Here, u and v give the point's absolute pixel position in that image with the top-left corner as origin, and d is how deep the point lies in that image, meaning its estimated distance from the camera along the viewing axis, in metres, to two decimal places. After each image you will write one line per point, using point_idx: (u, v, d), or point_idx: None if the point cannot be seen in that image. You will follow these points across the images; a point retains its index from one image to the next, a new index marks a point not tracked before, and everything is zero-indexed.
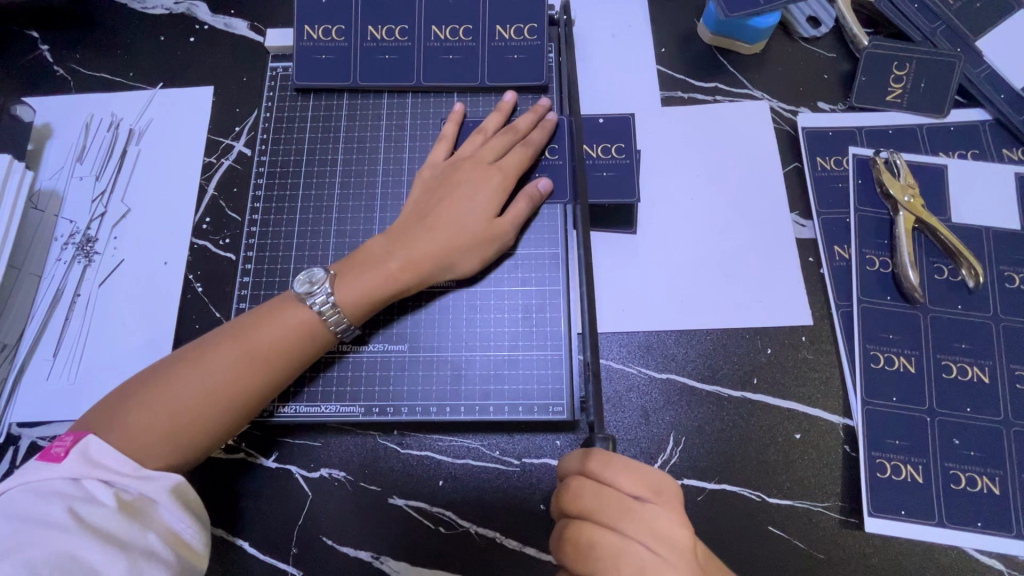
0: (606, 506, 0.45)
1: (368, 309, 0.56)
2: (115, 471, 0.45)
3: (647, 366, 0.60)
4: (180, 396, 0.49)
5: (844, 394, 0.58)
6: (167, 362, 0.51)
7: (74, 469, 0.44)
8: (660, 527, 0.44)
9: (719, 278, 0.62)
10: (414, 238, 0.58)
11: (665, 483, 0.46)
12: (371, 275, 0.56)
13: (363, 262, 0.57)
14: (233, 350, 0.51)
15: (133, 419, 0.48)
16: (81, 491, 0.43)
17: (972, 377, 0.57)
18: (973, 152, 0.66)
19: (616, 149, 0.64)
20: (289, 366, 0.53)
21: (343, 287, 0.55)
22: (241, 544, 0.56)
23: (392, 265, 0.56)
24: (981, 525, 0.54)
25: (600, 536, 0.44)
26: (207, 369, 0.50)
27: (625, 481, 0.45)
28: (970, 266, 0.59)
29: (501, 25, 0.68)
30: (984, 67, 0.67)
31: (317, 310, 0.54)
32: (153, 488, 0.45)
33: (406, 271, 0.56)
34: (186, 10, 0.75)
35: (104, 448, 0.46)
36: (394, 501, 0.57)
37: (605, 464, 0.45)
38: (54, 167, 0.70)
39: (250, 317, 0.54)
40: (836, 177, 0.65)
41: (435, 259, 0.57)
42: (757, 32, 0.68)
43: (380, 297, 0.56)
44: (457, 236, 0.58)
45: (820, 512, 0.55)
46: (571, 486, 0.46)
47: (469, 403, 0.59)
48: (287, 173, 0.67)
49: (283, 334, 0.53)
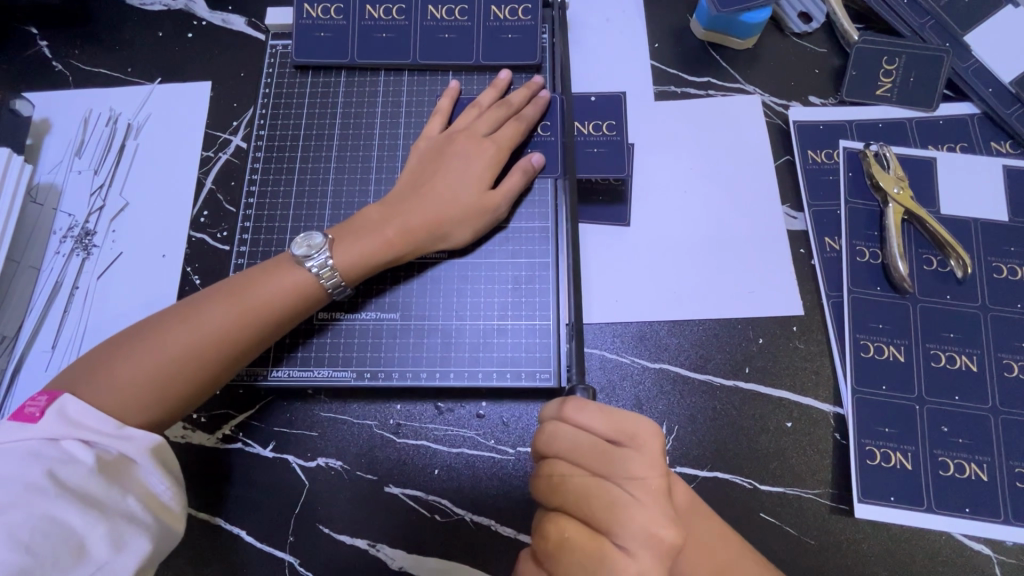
0: (580, 447, 0.45)
1: (363, 273, 0.57)
2: (95, 430, 0.45)
3: (639, 356, 0.61)
4: (169, 351, 0.50)
5: (835, 383, 0.59)
6: (154, 318, 0.52)
7: (52, 429, 0.44)
8: (635, 469, 0.44)
9: (711, 268, 0.63)
10: (409, 207, 0.59)
11: (642, 428, 0.46)
12: (366, 242, 0.57)
13: (358, 229, 0.58)
14: (222, 309, 0.52)
15: (123, 372, 0.48)
16: (59, 452, 0.43)
17: (960, 365, 0.58)
18: (962, 145, 0.67)
19: (607, 126, 0.66)
20: (277, 325, 0.54)
21: (340, 252, 0.56)
22: (239, 533, 0.57)
23: (387, 232, 0.57)
24: (969, 511, 0.54)
25: (573, 474, 0.45)
26: (200, 326, 0.51)
27: (598, 422, 0.46)
28: (958, 257, 0.60)
29: (496, 7, 0.68)
30: (973, 61, 0.68)
31: (313, 272, 0.55)
32: (132, 448, 0.45)
33: (400, 238, 0.57)
34: (183, 6, 0.76)
35: (85, 407, 0.46)
36: (390, 489, 0.58)
37: (581, 408, 0.46)
38: (53, 162, 0.70)
39: (243, 278, 0.55)
40: (827, 170, 0.66)
41: (429, 228, 0.58)
42: (748, 27, 0.68)
43: (374, 262, 0.57)
44: (450, 205, 0.59)
45: (811, 499, 0.56)
46: (546, 428, 0.47)
47: (458, 368, 0.59)
48: (284, 149, 0.68)
49: (275, 296, 0.54)
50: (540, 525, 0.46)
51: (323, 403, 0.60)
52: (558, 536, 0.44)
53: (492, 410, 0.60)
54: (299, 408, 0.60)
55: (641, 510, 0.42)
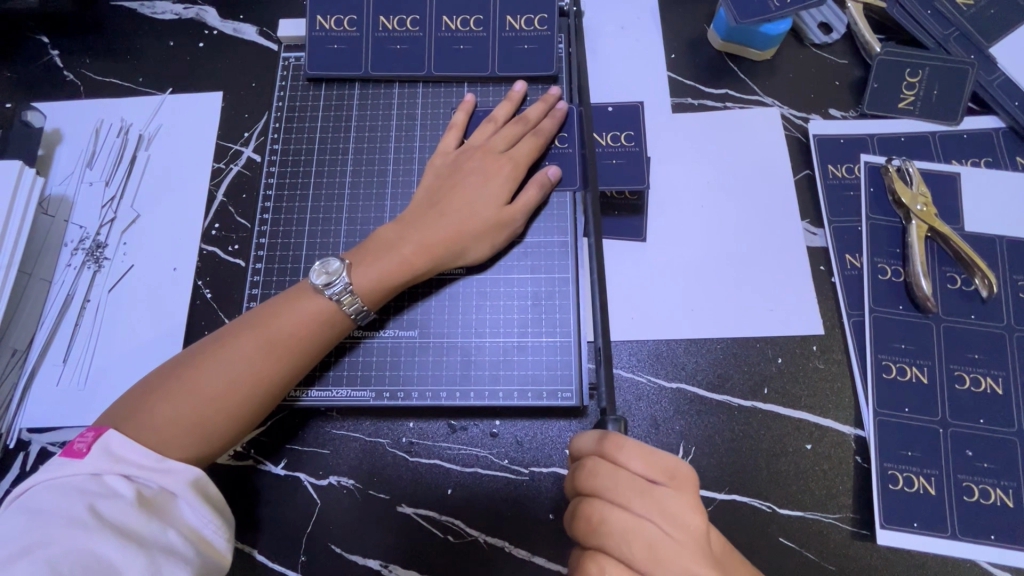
0: (620, 488, 0.43)
1: (383, 295, 0.56)
2: (137, 464, 0.46)
3: (656, 375, 0.60)
4: (204, 389, 0.49)
5: (856, 404, 0.58)
6: (188, 356, 0.52)
7: (96, 462, 0.45)
8: (676, 511, 0.42)
9: (728, 285, 0.62)
10: (427, 224, 0.58)
11: (681, 467, 0.44)
12: (383, 261, 0.56)
13: (375, 248, 0.57)
14: (253, 346, 0.52)
15: (158, 414, 0.48)
16: (101, 486, 0.44)
17: (985, 388, 0.57)
18: (986, 160, 0.65)
19: (625, 137, 0.65)
20: (309, 356, 0.54)
21: (359, 274, 0.55)
22: (250, 552, 0.56)
23: (405, 250, 0.57)
24: (994, 538, 0.53)
25: (613, 515, 0.43)
26: (230, 360, 0.51)
27: (641, 462, 0.44)
28: (984, 276, 0.59)
29: (512, 16, 0.67)
30: (999, 74, 0.67)
31: (334, 298, 0.54)
32: (172, 481, 0.45)
33: (417, 255, 0.57)
34: (195, 16, 0.76)
35: (126, 444, 0.46)
36: (402, 509, 0.57)
37: (616, 450, 0.44)
38: (64, 172, 0.70)
39: (268, 307, 0.55)
40: (847, 185, 0.65)
41: (447, 245, 0.57)
42: (767, 39, 0.67)
43: (395, 283, 0.56)
44: (469, 222, 0.58)
45: (831, 523, 0.55)
46: (586, 465, 0.45)
47: (479, 387, 0.59)
48: (299, 163, 0.67)
49: (301, 322, 0.53)
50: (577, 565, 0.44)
51: (335, 421, 0.60)
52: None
53: (506, 429, 0.59)
54: (312, 425, 0.60)
55: (681, 551, 0.41)
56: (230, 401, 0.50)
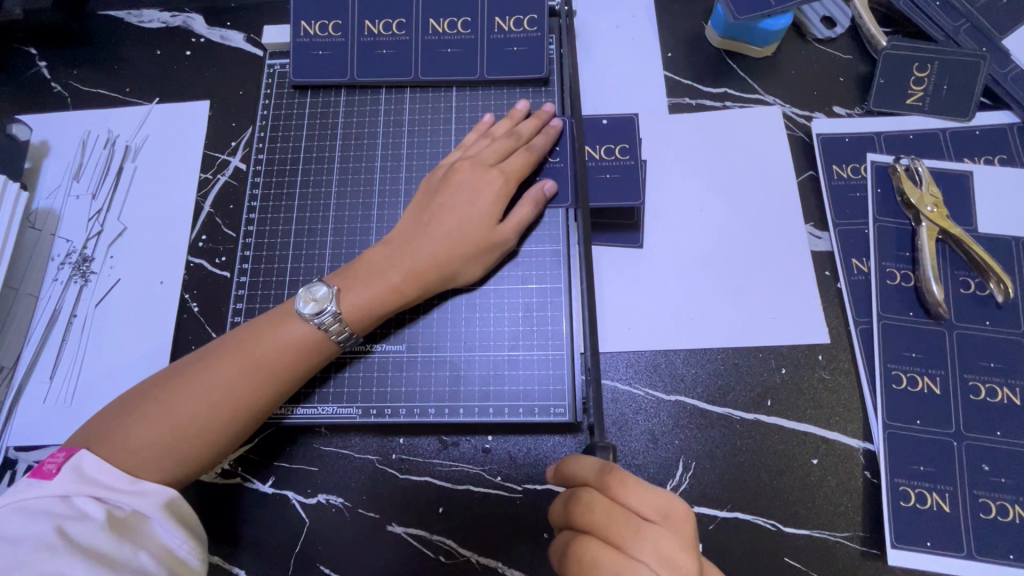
0: (615, 526, 0.41)
1: (369, 322, 0.55)
2: (107, 486, 0.44)
3: (653, 387, 0.57)
4: (184, 409, 0.48)
5: (865, 416, 0.55)
6: (168, 374, 0.51)
7: (65, 485, 0.44)
8: (670, 553, 0.40)
9: (728, 292, 0.59)
10: (417, 247, 0.56)
11: (675, 504, 0.42)
12: (371, 286, 0.54)
13: (363, 273, 0.55)
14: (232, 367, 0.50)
15: (132, 435, 0.47)
16: (72, 509, 0.42)
17: (1001, 398, 0.54)
18: (999, 157, 0.62)
19: (620, 149, 0.62)
20: (292, 381, 0.52)
21: (347, 299, 0.54)
22: (237, 572, 0.55)
23: (394, 275, 0.55)
24: (1013, 558, 0.50)
25: (604, 554, 0.40)
26: (210, 384, 0.49)
27: (639, 498, 0.41)
28: (999, 280, 0.56)
29: (500, 17, 0.65)
30: (1012, 67, 0.64)
31: (319, 323, 0.53)
32: (145, 502, 0.44)
33: (408, 282, 0.55)
34: (182, 24, 0.74)
35: (97, 465, 0.45)
36: (393, 528, 0.55)
37: (588, 507, 0.42)
38: (52, 185, 0.69)
39: (253, 328, 0.53)
40: (853, 186, 0.62)
41: (437, 269, 0.56)
42: (768, 35, 0.65)
43: (383, 311, 0.55)
44: (460, 244, 0.56)
45: (840, 542, 0.52)
46: (581, 498, 0.43)
47: (468, 402, 0.57)
48: (284, 173, 0.66)
49: (286, 348, 0.52)
50: None
51: (323, 437, 0.58)
52: None
53: (498, 445, 0.57)
54: (300, 442, 0.58)
55: None
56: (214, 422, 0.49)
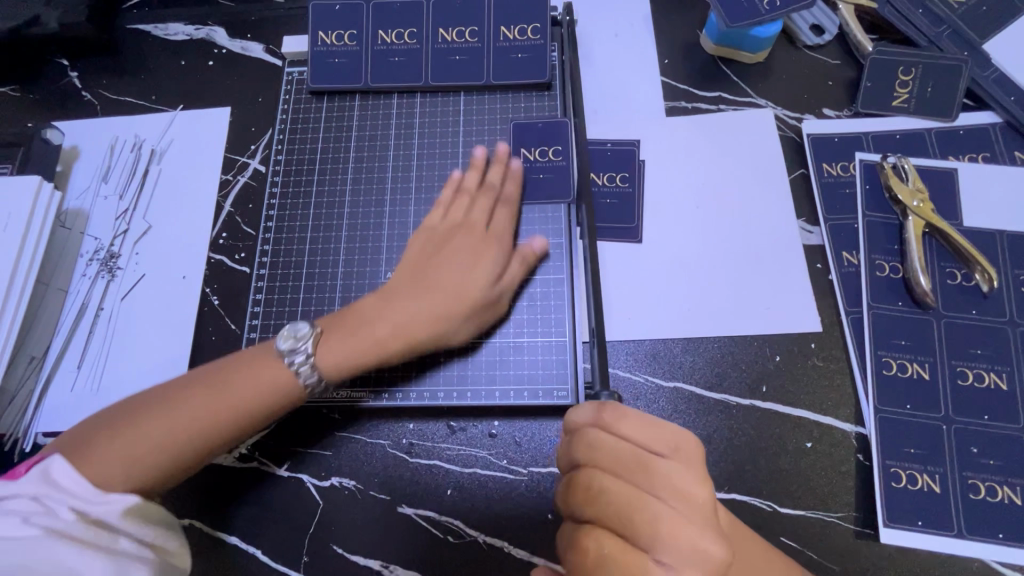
0: (622, 459, 0.42)
1: (349, 371, 0.55)
2: (77, 490, 0.45)
3: (653, 374, 0.60)
4: (152, 441, 0.49)
5: (857, 402, 0.57)
6: (141, 401, 0.51)
7: (34, 486, 0.44)
8: (681, 483, 0.41)
9: (724, 284, 0.62)
10: (406, 302, 0.57)
11: (684, 439, 0.43)
12: (355, 342, 0.55)
13: (353, 324, 0.56)
14: (231, 397, 0.52)
15: (100, 454, 0.47)
16: (41, 507, 0.43)
17: (988, 383, 0.56)
18: (983, 155, 0.65)
19: (621, 178, 0.67)
20: (263, 421, 0.53)
21: (330, 351, 0.55)
22: (254, 552, 0.57)
23: (380, 326, 0.56)
24: (1003, 536, 0.52)
25: (614, 484, 0.41)
26: (183, 411, 0.50)
27: (642, 433, 0.43)
28: (983, 271, 0.59)
29: (505, 26, 0.69)
30: (993, 70, 0.67)
31: (296, 369, 0.53)
32: (113, 505, 0.45)
33: (393, 336, 0.55)
34: (205, 36, 0.79)
35: (65, 471, 0.46)
36: (403, 510, 0.58)
37: (593, 443, 0.43)
38: (81, 187, 0.73)
39: (230, 364, 0.54)
40: (843, 183, 0.65)
41: (425, 330, 0.56)
42: (759, 41, 0.68)
43: (367, 361, 0.55)
44: (450, 301, 0.57)
45: (834, 522, 0.54)
46: (585, 436, 0.44)
47: (475, 386, 0.60)
48: (301, 173, 0.69)
49: (258, 387, 0.52)
50: (574, 536, 0.42)
51: (336, 422, 0.61)
52: (596, 550, 0.40)
53: (504, 430, 0.60)
54: (314, 427, 0.61)
55: (688, 523, 0.39)
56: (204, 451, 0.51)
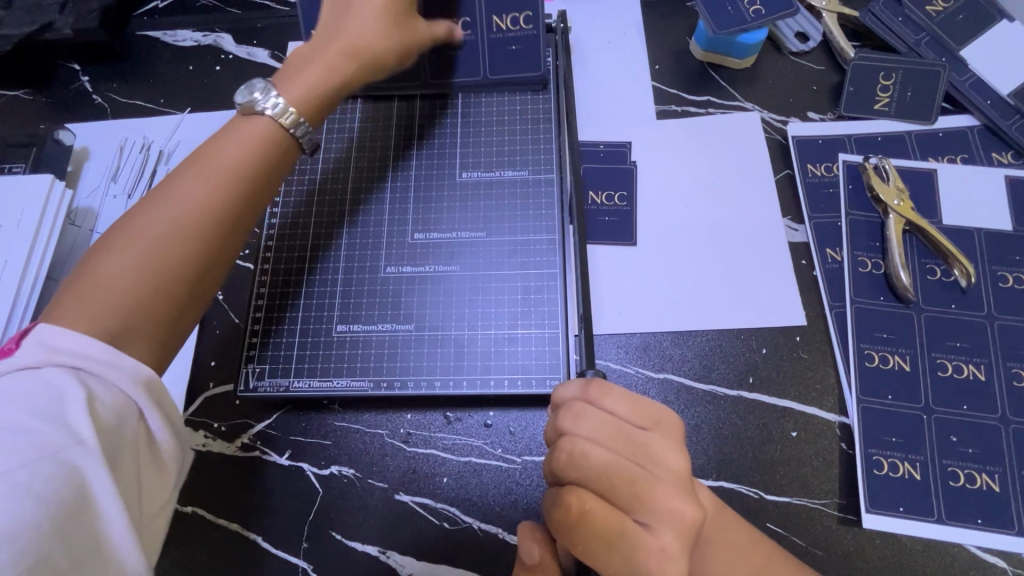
0: (605, 429, 0.44)
1: (320, 103, 0.57)
2: (77, 356, 0.42)
3: (644, 366, 0.62)
4: (154, 247, 0.47)
5: (841, 393, 0.59)
6: (129, 225, 0.48)
7: (34, 356, 0.41)
8: (659, 452, 0.43)
9: (712, 279, 0.64)
10: (344, 24, 0.59)
11: (663, 413, 0.45)
12: (309, 70, 0.57)
13: (296, 75, 0.57)
14: (233, 171, 0.51)
15: (97, 296, 0.45)
16: (42, 381, 0.40)
17: (967, 375, 0.58)
18: (962, 156, 0.67)
19: (618, 196, 0.68)
20: (260, 174, 0.53)
21: (289, 92, 0.56)
22: (255, 539, 0.59)
23: (330, 54, 0.58)
24: (982, 522, 0.54)
25: (595, 450, 0.43)
26: (182, 198, 0.49)
27: (624, 407, 0.45)
28: (962, 266, 0.61)
29: (498, 15, 0.68)
30: (970, 75, 0.69)
31: (269, 114, 0.54)
32: (121, 377, 0.43)
33: (343, 55, 0.58)
34: (212, 42, 0.82)
35: (64, 335, 0.42)
36: (400, 497, 0.59)
37: (579, 414, 0.45)
38: (91, 186, 0.75)
39: (214, 138, 0.53)
40: (826, 183, 0.67)
41: (378, 44, 0.59)
42: (745, 47, 0.71)
43: (330, 88, 0.58)
44: (380, 19, 0.59)
45: (819, 508, 0.56)
46: (570, 408, 0.45)
47: (471, 376, 0.61)
48: (304, 169, 0.71)
49: (248, 139, 0.53)
50: (556, 495, 0.44)
51: (336, 413, 0.63)
52: (578, 508, 0.42)
53: (499, 420, 0.61)
54: (314, 417, 0.63)
55: (665, 488, 0.41)
56: (214, 261, 0.50)
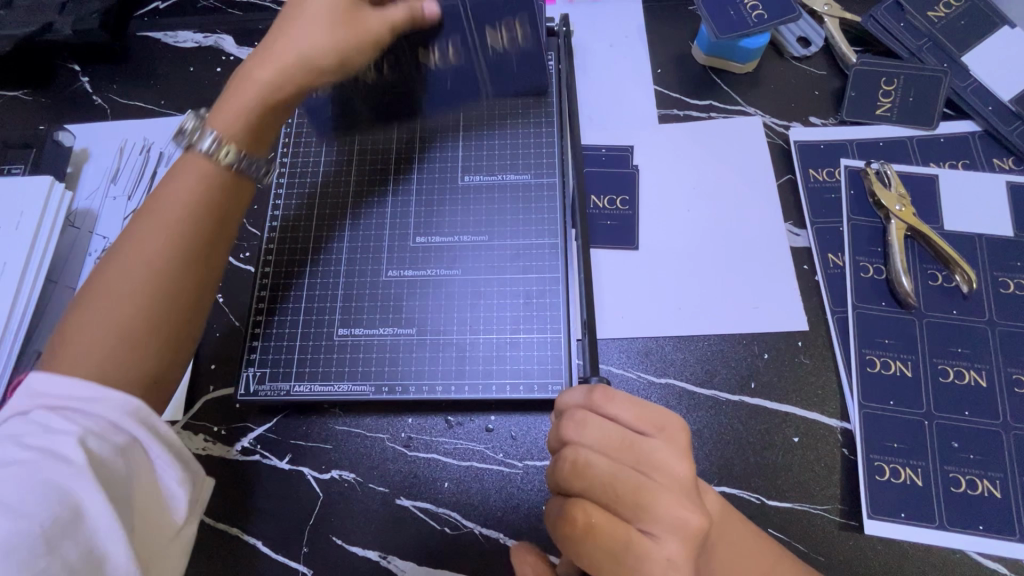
0: (608, 437, 0.44)
1: (246, 131, 0.54)
2: (65, 397, 0.44)
3: (646, 371, 0.62)
4: (128, 292, 0.47)
5: (842, 398, 0.59)
6: (101, 276, 0.48)
7: (24, 403, 0.44)
8: (663, 460, 0.43)
9: (714, 284, 0.64)
10: (289, 42, 0.55)
11: (668, 418, 0.45)
12: (240, 97, 0.54)
13: (232, 96, 0.55)
14: (193, 212, 0.51)
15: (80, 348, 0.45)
16: (35, 421, 0.42)
17: (969, 381, 0.58)
18: (963, 162, 0.67)
19: (620, 201, 0.68)
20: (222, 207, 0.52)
21: (220, 122, 0.53)
22: (255, 544, 0.58)
23: (259, 70, 0.54)
24: (983, 528, 0.54)
25: (598, 459, 0.43)
26: (145, 243, 0.49)
27: (628, 414, 0.45)
28: (963, 272, 0.61)
29: None
30: (972, 81, 0.70)
31: (206, 152, 0.52)
32: (109, 412, 0.43)
33: (274, 74, 0.54)
34: (213, 43, 0.82)
35: (51, 382, 0.44)
36: (401, 502, 0.59)
37: (582, 422, 0.45)
38: (91, 188, 0.75)
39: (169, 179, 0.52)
40: (828, 188, 0.67)
41: (310, 59, 0.55)
42: (747, 52, 0.71)
43: (254, 116, 0.54)
44: (316, 29, 0.55)
45: (820, 514, 0.55)
46: (573, 417, 0.46)
47: (473, 380, 0.61)
48: (307, 171, 0.71)
49: (206, 176, 0.52)
50: (560, 505, 0.44)
51: (337, 417, 0.62)
52: (583, 520, 0.42)
53: (501, 424, 0.61)
54: (315, 421, 0.62)
55: (669, 497, 0.41)
56: (188, 298, 0.50)
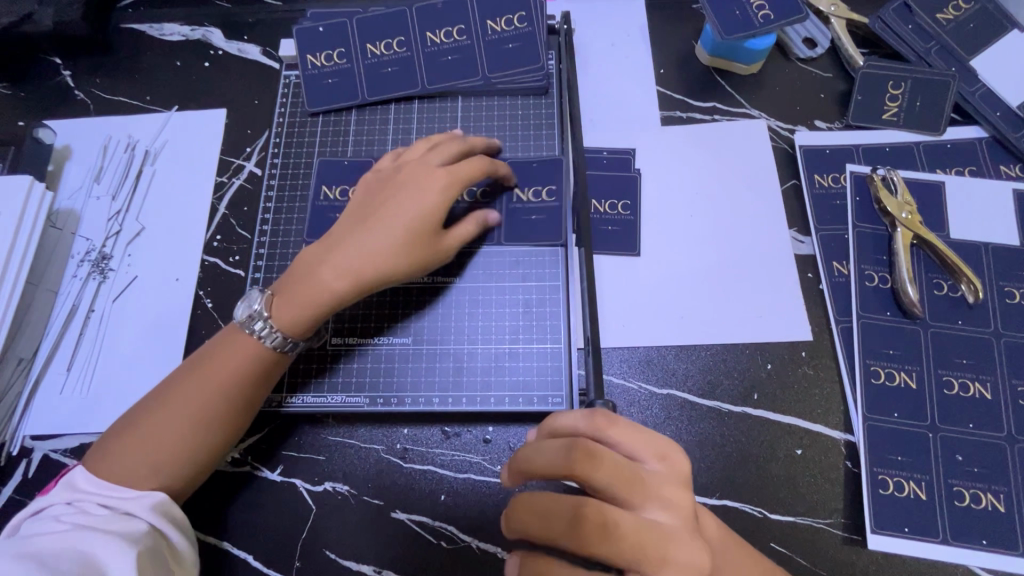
0: (614, 472, 0.41)
1: (308, 323, 0.54)
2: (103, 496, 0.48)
3: (647, 382, 0.60)
4: (159, 449, 0.49)
5: (846, 410, 0.58)
6: (141, 418, 0.51)
7: (66, 495, 0.48)
8: (667, 493, 0.41)
9: (716, 293, 0.63)
10: (376, 218, 0.56)
11: (668, 446, 0.43)
12: (302, 287, 0.54)
13: (298, 273, 0.55)
14: (234, 382, 0.52)
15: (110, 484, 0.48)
16: (77, 509, 0.47)
17: (974, 393, 0.57)
18: (970, 169, 0.66)
19: (622, 206, 0.66)
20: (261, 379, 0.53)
21: (281, 307, 0.54)
22: (245, 558, 0.57)
23: (315, 296, 0.54)
24: (986, 543, 0.53)
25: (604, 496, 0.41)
26: (181, 404, 0.50)
27: (632, 443, 0.43)
28: (969, 282, 0.60)
29: (492, 20, 0.70)
30: (979, 86, 0.68)
31: (257, 335, 0.53)
32: (137, 505, 0.47)
33: (348, 280, 0.54)
34: (201, 37, 0.79)
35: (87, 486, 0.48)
36: (396, 515, 0.58)
37: (590, 454, 0.41)
38: (72, 188, 0.72)
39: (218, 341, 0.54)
40: (833, 195, 0.66)
41: (367, 277, 0.54)
42: (752, 53, 0.69)
43: (322, 309, 0.54)
44: (381, 255, 0.54)
45: (823, 528, 0.55)
46: (578, 447, 0.42)
47: (471, 392, 0.60)
48: (298, 175, 0.70)
49: (251, 346, 0.53)
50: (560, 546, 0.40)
51: (331, 427, 0.61)
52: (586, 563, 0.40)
53: (498, 436, 0.60)
54: (307, 432, 0.61)
55: (675, 534, 0.40)
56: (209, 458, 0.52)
